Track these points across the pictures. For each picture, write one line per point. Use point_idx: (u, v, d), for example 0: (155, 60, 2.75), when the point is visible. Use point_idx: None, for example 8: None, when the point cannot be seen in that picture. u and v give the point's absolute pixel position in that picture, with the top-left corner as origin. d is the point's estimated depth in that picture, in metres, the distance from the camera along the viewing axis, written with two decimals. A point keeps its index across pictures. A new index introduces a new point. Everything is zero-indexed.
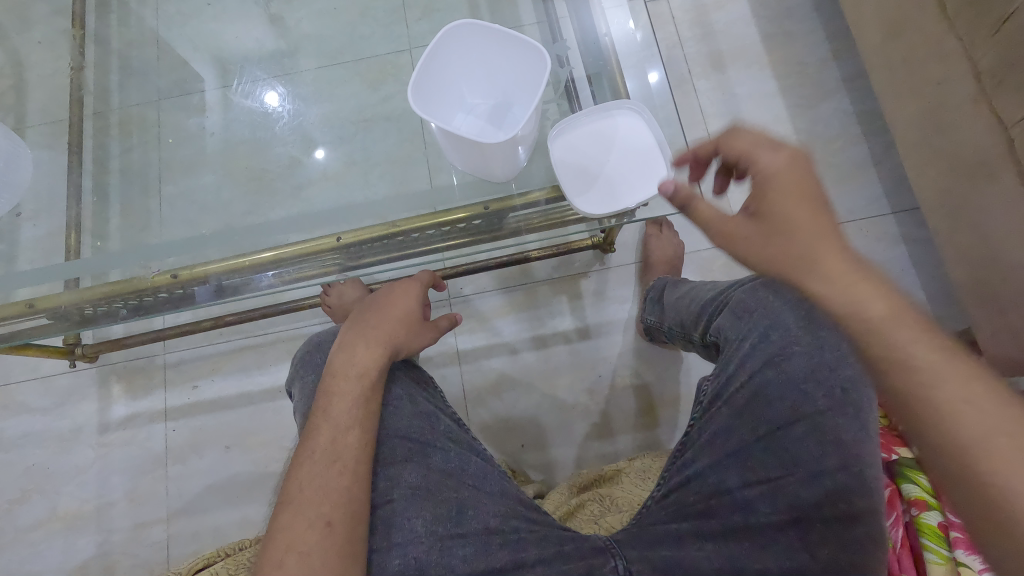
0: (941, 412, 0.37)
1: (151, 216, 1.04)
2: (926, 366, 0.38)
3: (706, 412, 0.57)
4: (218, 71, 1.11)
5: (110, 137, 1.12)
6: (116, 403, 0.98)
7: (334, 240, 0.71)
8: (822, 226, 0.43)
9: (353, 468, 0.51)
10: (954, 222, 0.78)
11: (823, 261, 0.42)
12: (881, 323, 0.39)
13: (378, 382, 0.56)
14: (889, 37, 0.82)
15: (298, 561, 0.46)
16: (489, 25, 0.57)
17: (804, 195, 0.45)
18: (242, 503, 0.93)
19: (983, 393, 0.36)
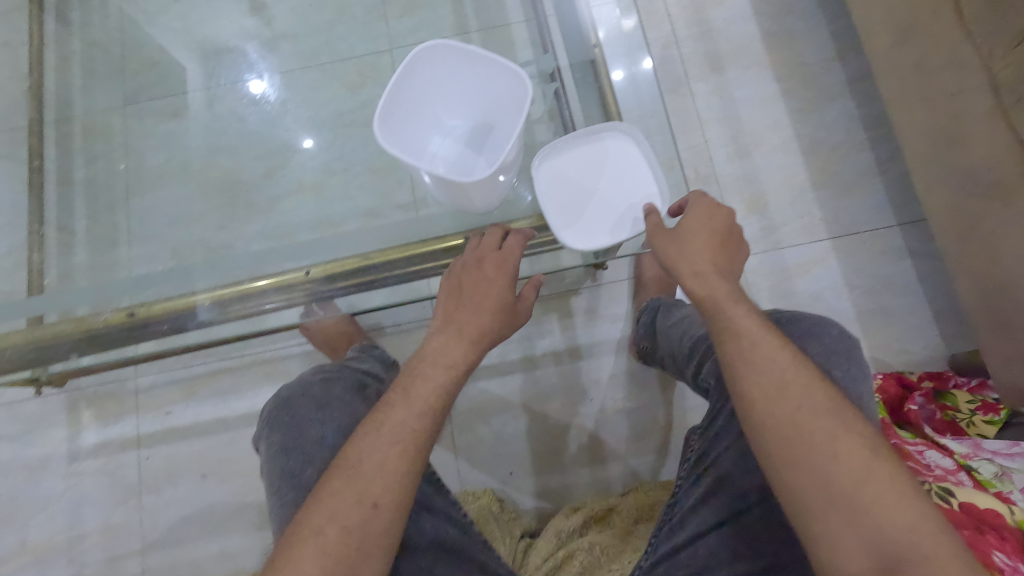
0: (814, 447, 0.41)
1: (120, 230, 0.99)
2: (808, 405, 0.42)
3: (694, 471, 0.53)
4: (199, 65, 1.04)
5: (75, 146, 1.04)
6: (86, 430, 0.93)
7: (304, 273, 0.69)
8: (725, 282, 0.48)
9: (412, 458, 0.50)
10: (965, 242, 0.74)
11: (733, 311, 0.47)
12: (759, 375, 0.44)
13: (465, 374, 0.54)
14: (900, 42, 0.76)
15: (342, 531, 0.47)
16: (463, 44, 0.52)
17: (712, 259, 0.50)
18: (221, 535, 0.90)
19: (846, 427, 0.42)
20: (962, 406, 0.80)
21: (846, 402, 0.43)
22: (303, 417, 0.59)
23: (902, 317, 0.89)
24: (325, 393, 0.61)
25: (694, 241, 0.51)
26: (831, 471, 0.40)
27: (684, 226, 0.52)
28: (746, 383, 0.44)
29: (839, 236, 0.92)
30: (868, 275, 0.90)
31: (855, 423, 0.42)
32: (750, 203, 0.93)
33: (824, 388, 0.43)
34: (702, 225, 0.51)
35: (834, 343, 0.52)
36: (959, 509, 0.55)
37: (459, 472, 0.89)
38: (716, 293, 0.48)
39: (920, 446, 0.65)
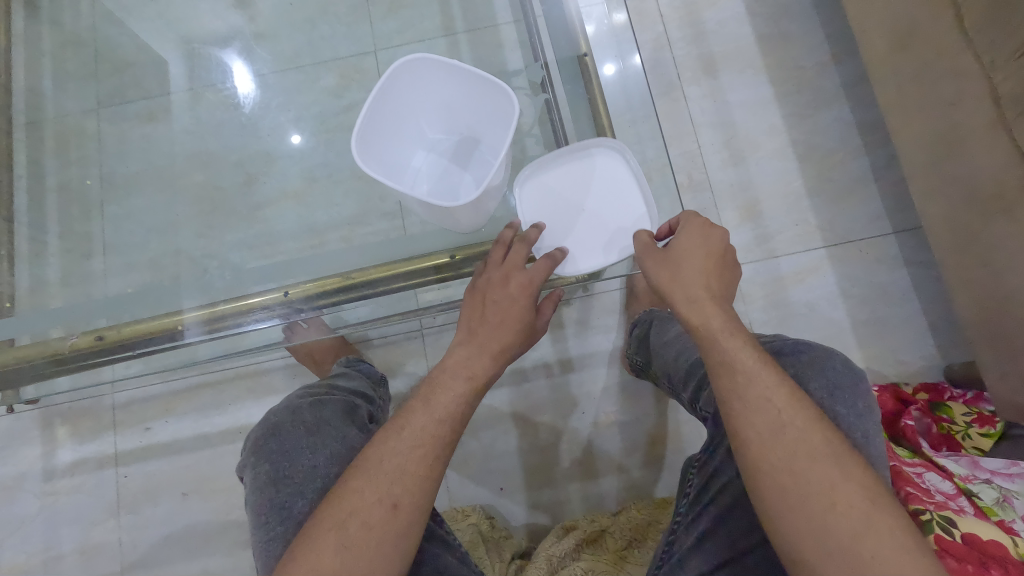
0: (812, 494, 0.40)
1: (94, 240, 0.95)
2: (805, 450, 0.41)
3: (693, 506, 0.52)
4: (186, 62, 0.97)
5: (46, 152, 0.99)
6: (61, 447, 0.90)
7: (283, 294, 0.74)
8: (719, 315, 0.47)
9: (434, 460, 0.48)
10: (964, 255, 0.72)
11: (727, 347, 0.45)
12: (754, 416, 0.43)
13: (485, 387, 0.53)
14: (898, 48, 0.74)
15: (363, 528, 0.45)
16: (444, 59, 0.49)
17: (706, 290, 0.48)
18: (203, 554, 0.87)
19: (845, 474, 0.40)
20: (958, 418, 0.79)
21: (847, 445, 0.42)
22: (293, 445, 0.57)
23: (898, 327, 0.87)
24: (315, 418, 0.59)
25: (682, 268, 0.49)
26: (830, 520, 0.39)
27: (677, 253, 0.50)
28: (741, 424, 0.43)
29: (834, 245, 0.90)
30: (863, 284, 0.89)
31: (854, 470, 0.40)
32: (744, 210, 0.92)
33: (823, 431, 0.42)
34: (694, 251, 0.50)
35: (838, 377, 0.50)
36: (962, 540, 0.56)
37: (448, 488, 0.87)
38: (711, 328, 0.46)
39: (919, 467, 0.66)
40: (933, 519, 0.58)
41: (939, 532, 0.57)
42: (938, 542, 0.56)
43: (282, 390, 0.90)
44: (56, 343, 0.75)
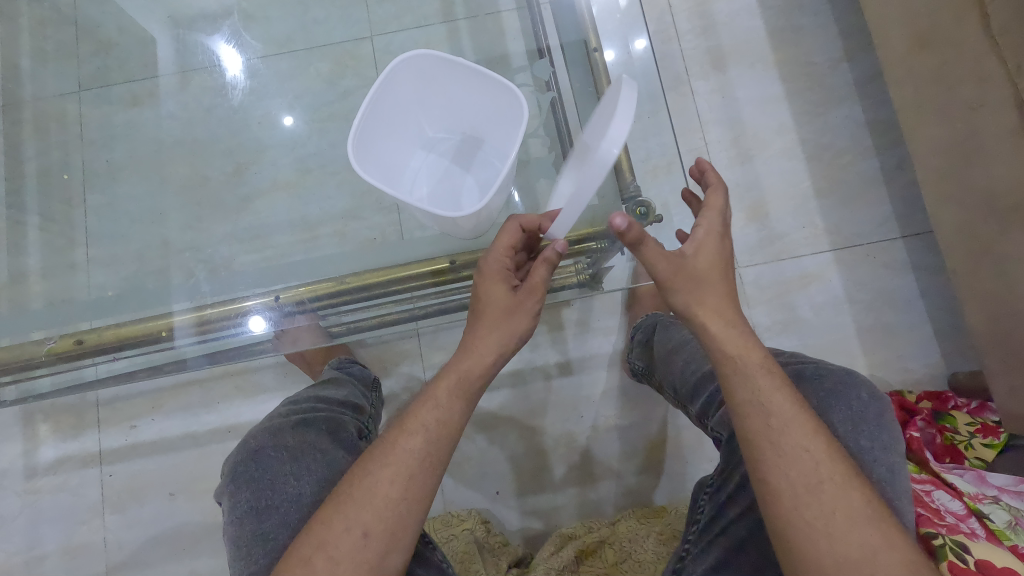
0: (845, 555, 0.40)
1: (76, 229, 0.91)
2: (843, 509, 0.41)
3: (705, 533, 0.51)
4: (172, 45, 0.93)
5: (24, 136, 0.94)
6: (43, 444, 0.87)
7: (273, 298, 0.72)
8: (757, 357, 0.46)
9: (415, 491, 0.47)
10: (976, 264, 0.71)
11: (765, 390, 0.45)
12: (787, 467, 0.42)
13: (469, 402, 0.51)
14: (917, 49, 0.71)
15: (327, 561, 0.45)
16: (446, 55, 0.46)
17: (741, 330, 0.47)
18: (192, 556, 0.85)
19: (881, 538, 0.40)
20: (961, 427, 0.78)
21: (884, 505, 0.42)
22: (276, 472, 0.55)
23: (903, 333, 0.86)
24: (300, 442, 0.57)
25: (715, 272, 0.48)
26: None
27: (702, 277, 0.48)
28: (772, 471, 0.42)
29: (841, 248, 0.88)
30: (870, 289, 0.87)
31: (893, 535, 0.40)
32: (751, 211, 0.89)
33: (862, 489, 0.42)
34: (716, 274, 0.49)
35: (863, 408, 0.50)
36: (973, 566, 0.56)
37: (443, 492, 0.85)
38: (747, 365, 0.46)
39: (927, 484, 0.67)
40: (946, 544, 0.58)
41: (951, 558, 0.57)
42: (950, 567, 0.56)
43: (272, 388, 0.88)
44: (30, 347, 0.73)
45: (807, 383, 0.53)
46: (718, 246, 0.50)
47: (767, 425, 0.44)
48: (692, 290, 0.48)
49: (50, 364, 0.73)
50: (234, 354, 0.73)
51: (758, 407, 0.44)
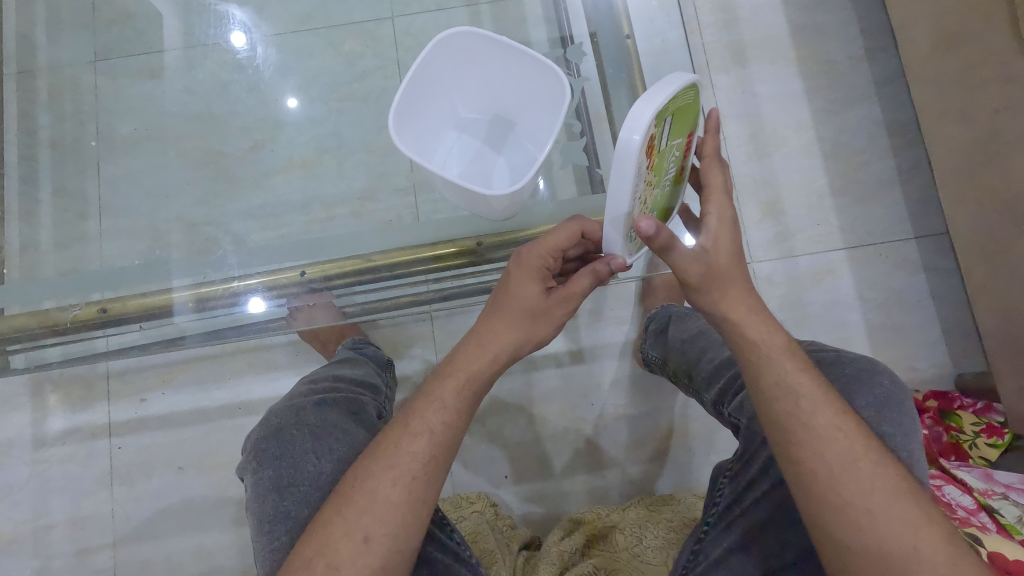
0: (879, 534, 0.40)
1: (90, 200, 0.91)
2: (878, 487, 0.42)
3: (725, 516, 0.52)
4: (186, 16, 0.91)
5: (38, 104, 0.93)
6: (52, 415, 0.87)
7: (298, 274, 0.72)
8: (785, 341, 0.47)
9: (426, 484, 0.47)
10: (991, 265, 0.72)
11: (794, 371, 0.45)
12: (823, 448, 0.43)
13: (471, 404, 0.51)
14: (942, 49, 0.72)
15: (328, 566, 0.45)
16: (490, 33, 0.48)
17: (768, 317, 0.48)
18: (199, 531, 0.86)
19: (916, 515, 0.41)
20: (966, 427, 0.80)
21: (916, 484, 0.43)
22: (298, 449, 0.55)
23: (912, 333, 0.87)
24: (322, 420, 0.57)
25: (743, 273, 0.49)
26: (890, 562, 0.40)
27: (718, 271, 0.48)
28: (811, 453, 0.43)
29: (855, 247, 0.89)
30: (880, 288, 0.88)
31: (927, 513, 0.41)
32: (767, 207, 0.90)
33: (895, 467, 0.43)
34: (739, 268, 0.48)
35: (885, 397, 0.51)
36: (988, 558, 0.58)
37: (451, 474, 0.86)
38: (770, 350, 0.46)
39: (939, 480, 0.68)
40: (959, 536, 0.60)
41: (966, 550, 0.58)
42: None
43: (284, 367, 0.88)
44: (54, 314, 0.72)
45: (830, 372, 0.54)
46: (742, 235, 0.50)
47: (794, 413, 0.44)
48: (716, 282, 0.48)
49: (74, 332, 0.73)
50: (229, 334, 0.72)
51: (786, 399, 0.45)
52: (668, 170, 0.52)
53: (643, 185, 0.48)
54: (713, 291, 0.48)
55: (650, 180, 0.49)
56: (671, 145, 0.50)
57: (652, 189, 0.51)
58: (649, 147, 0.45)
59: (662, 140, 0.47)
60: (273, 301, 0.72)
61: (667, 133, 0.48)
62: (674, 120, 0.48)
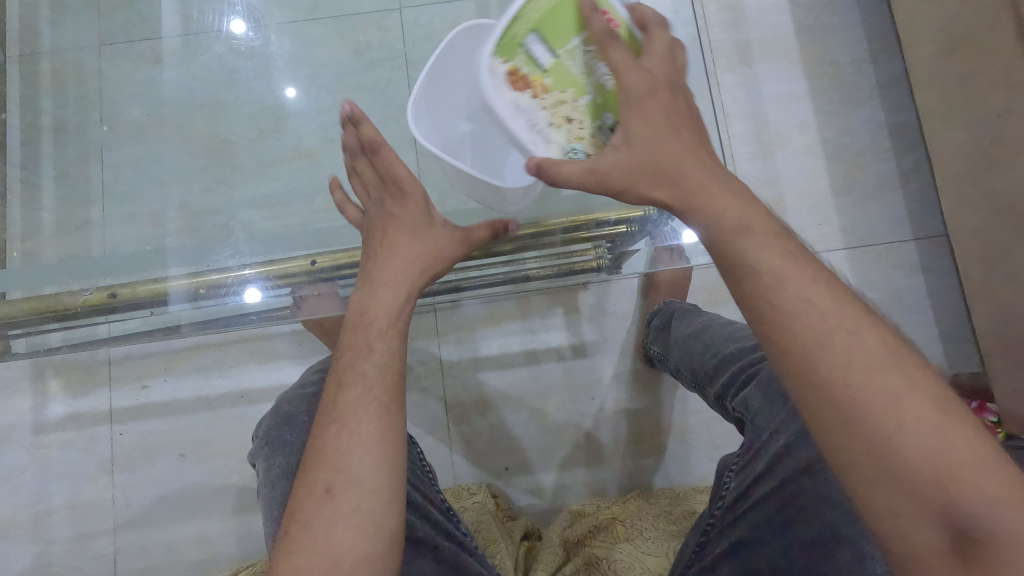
0: (878, 413, 0.36)
1: (92, 186, 0.90)
2: (859, 360, 0.37)
3: (731, 510, 0.53)
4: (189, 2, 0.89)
5: (41, 88, 0.92)
6: (53, 400, 0.87)
7: (308, 263, 0.72)
8: (737, 208, 0.41)
9: (375, 400, 0.47)
10: (988, 268, 0.73)
11: (760, 243, 0.40)
12: (796, 326, 0.38)
13: (394, 331, 0.51)
14: (947, 53, 0.73)
15: (299, 527, 0.44)
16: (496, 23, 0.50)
17: (709, 187, 0.42)
18: (200, 518, 0.86)
19: (905, 379, 0.36)
20: None
21: (899, 339, 0.38)
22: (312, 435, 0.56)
23: (910, 334, 0.88)
24: None
25: (651, 157, 0.43)
26: (893, 443, 0.36)
27: (659, 155, 0.43)
28: (786, 336, 0.38)
29: (855, 247, 0.90)
30: (879, 289, 0.89)
31: (916, 373, 0.37)
32: (769, 206, 0.91)
33: (874, 329, 0.38)
34: (653, 160, 0.43)
35: None
36: None
37: (452, 466, 0.86)
38: (723, 224, 0.41)
39: None
40: None
41: None
42: None
43: (287, 356, 0.88)
44: (64, 299, 0.72)
45: None
46: (660, 101, 0.43)
47: (762, 295, 0.39)
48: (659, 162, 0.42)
49: (82, 316, 0.73)
50: (230, 321, 0.73)
51: (752, 283, 0.39)
52: (582, 75, 0.47)
53: (550, 111, 0.47)
54: (622, 185, 0.43)
55: (564, 100, 0.47)
56: (567, 52, 0.47)
57: (581, 101, 0.47)
58: (521, 83, 0.47)
59: (539, 64, 0.47)
60: (272, 291, 0.72)
61: (544, 51, 0.47)
62: (541, 34, 0.47)
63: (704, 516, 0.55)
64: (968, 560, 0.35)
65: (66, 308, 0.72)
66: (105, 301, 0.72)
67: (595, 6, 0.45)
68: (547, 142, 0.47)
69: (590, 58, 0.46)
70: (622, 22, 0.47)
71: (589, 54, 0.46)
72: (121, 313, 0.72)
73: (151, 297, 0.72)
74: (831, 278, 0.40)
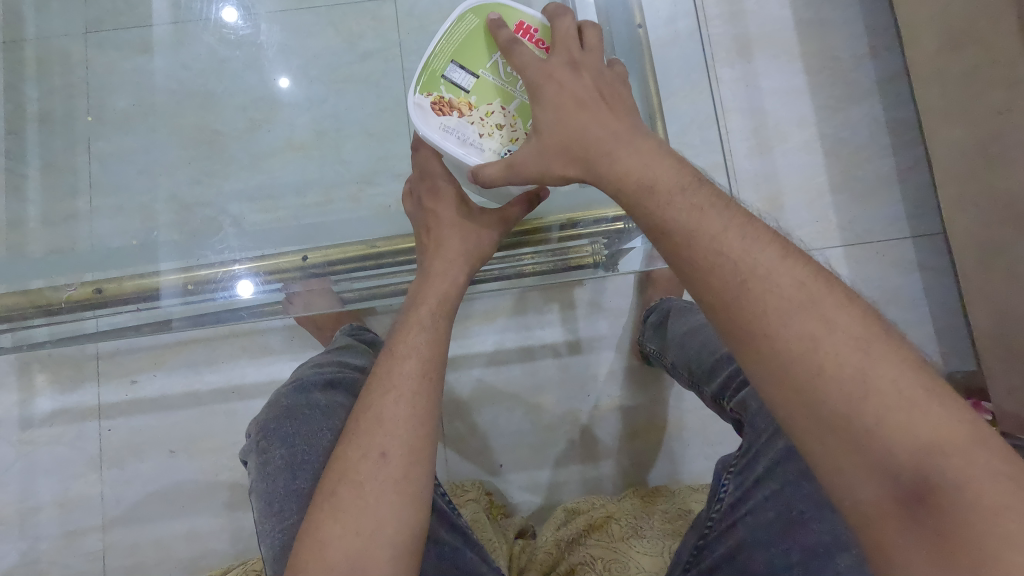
0: (801, 363, 0.35)
1: (78, 177, 0.88)
2: (774, 307, 0.36)
3: (731, 512, 0.52)
4: None
5: (25, 75, 0.90)
6: (40, 395, 0.86)
7: (300, 258, 0.71)
8: (647, 168, 0.43)
9: (430, 370, 0.48)
10: (987, 266, 0.73)
11: (667, 199, 0.41)
12: (713, 277, 0.37)
13: (449, 314, 0.53)
14: (948, 49, 0.72)
15: (352, 490, 0.43)
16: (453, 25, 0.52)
17: (613, 153, 0.44)
18: (191, 515, 0.85)
19: (825, 322, 0.35)
20: None
21: (821, 280, 0.37)
22: (309, 429, 0.55)
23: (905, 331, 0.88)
24: (331, 403, 0.57)
25: (554, 141, 0.46)
26: (821, 395, 0.34)
27: (579, 134, 0.45)
28: (702, 291, 0.38)
29: (852, 244, 0.89)
30: (876, 287, 0.89)
31: (836, 314, 0.35)
32: (766, 202, 0.90)
33: (790, 272, 0.37)
34: (558, 142, 0.46)
35: None
36: None
37: (446, 462, 0.86)
38: (646, 184, 0.42)
39: None
40: None
41: None
42: None
43: (279, 351, 0.87)
44: (47, 294, 0.70)
45: None
46: (556, 84, 0.47)
47: (683, 252, 0.39)
48: (579, 140, 0.45)
49: (68, 312, 0.70)
50: (220, 317, 0.70)
51: (671, 242, 0.40)
52: (504, 83, 0.52)
53: (479, 124, 0.51)
54: (539, 170, 0.47)
55: (492, 110, 0.52)
56: (486, 70, 0.52)
57: (508, 107, 0.51)
58: (447, 108, 0.52)
59: (461, 88, 0.52)
60: (267, 285, 0.70)
61: (464, 75, 0.52)
62: (459, 62, 0.52)
63: (704, 517, 0.54)
64: (918, 515, 0.32)
65: (52, 304, 0.70)
66: (93, 298, 0.70)
67: (502, 24, 0.51)
68: (482, 150, 0.51)
69: (507, 69, 0.52)
70: (536, 28, 0.52)
71: (505, 66, 0.52)
72: (112, 309, 0.70)
73: (140, 293, 0.70)
74: (746, 224, 0.39)
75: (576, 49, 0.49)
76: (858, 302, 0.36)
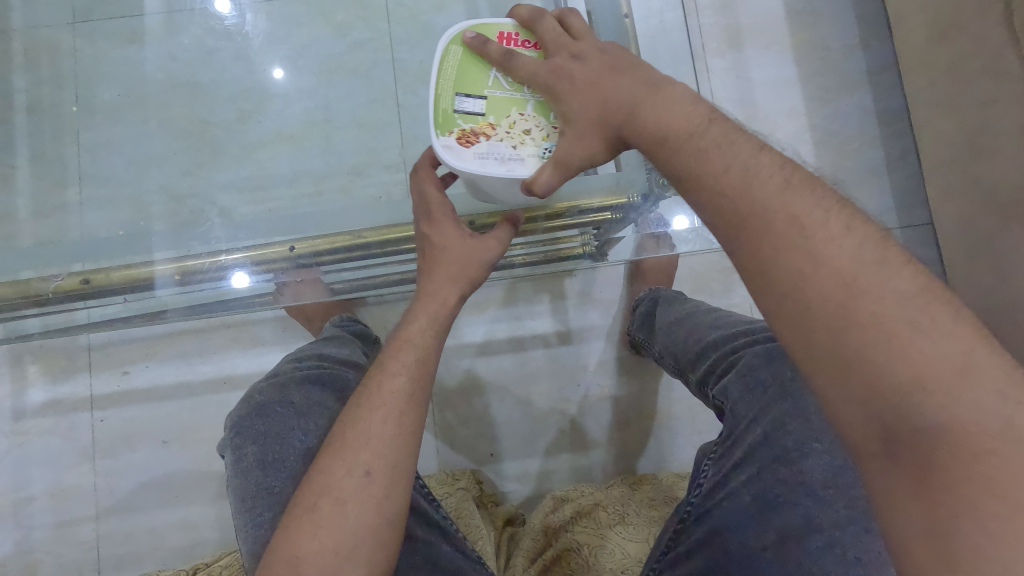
0: (789, 297, 0.34)
1: (67, 168, 0.88)
2: (768, 243, 0.35)
3: (706, 499, 0.54)
4: None
5: (13, 66, 0.89)
6: (32, 386, 0.86)
7: (287, 249, 0.70)
8: (664, 122, 0.41)
9: (418, 391, 0.48)
10: (972, 256, 0.74)
11: (677, 150, 0.40)
12: (721, 211, 0.37)
13: (443, 330, 0.52)
14: (937, 38, 0.72)
15: (334, 507, 0.44)
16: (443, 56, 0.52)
17: (636, 114, 0.43)
18: (185, 504, 0.85)
19: (812, 257, 0.34)
20: None
21: (822, 209, 0.35)
22: (282, 428, 0.56)
23: None
24: (305, 400, 0.58)
25: (569, 121, 0.47)
26: (808, 329, 0.34)
27: (604, 106, 0.45)
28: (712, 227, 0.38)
29: None
30: None
31: (823, 248, 0.34)
32: None
33: (785, 204, 0.35)
34: (591, 120, 0.46)
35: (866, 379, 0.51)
36: None
37: (437, 452, 0.86)
38: (664, 135, 0.41)
39: None
40: None
41: None
42: None
43: (271, 342, 0.87)
44: (35, 284, 0.69)
45: None
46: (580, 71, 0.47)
47: (701, 194, 0.38)
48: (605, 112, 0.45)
49: (56, 302, 0.71)
50: (210, 308, 0.72)
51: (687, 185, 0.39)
52: (511, 92, 0.51)
53: (508, 137, 0.50)
54: (577, 154, 0.47)
55: (513, 120, 0.50)
56: (491, 88, 0.51)
57: (527, 111, 0.51)
58: (473, 137, 0.50)
59: (477, 114, 0.51)
60: (258, 275, 0.70)
61: (474, 101, 0.51)
62: (465, 93, 0.51)
63: (683, 504, 0.56)
64: (901, 456, 0.32)
65: (38, 295, 0.69)
66: (82, 290, 0.70)
67: (485, 39, 0.51)
68: (523, 159, 0.50)
69: (508, 79, 0.51)
70: (514, 32, 0.52)
71: (506, 76, 0.51)
72: (101, 299, 0.70)
73: (130, 285, 0.69)
74: (750, 160, 0.38)
75: (560, 40, 0.49)
76: (859, 226, 0.35)
